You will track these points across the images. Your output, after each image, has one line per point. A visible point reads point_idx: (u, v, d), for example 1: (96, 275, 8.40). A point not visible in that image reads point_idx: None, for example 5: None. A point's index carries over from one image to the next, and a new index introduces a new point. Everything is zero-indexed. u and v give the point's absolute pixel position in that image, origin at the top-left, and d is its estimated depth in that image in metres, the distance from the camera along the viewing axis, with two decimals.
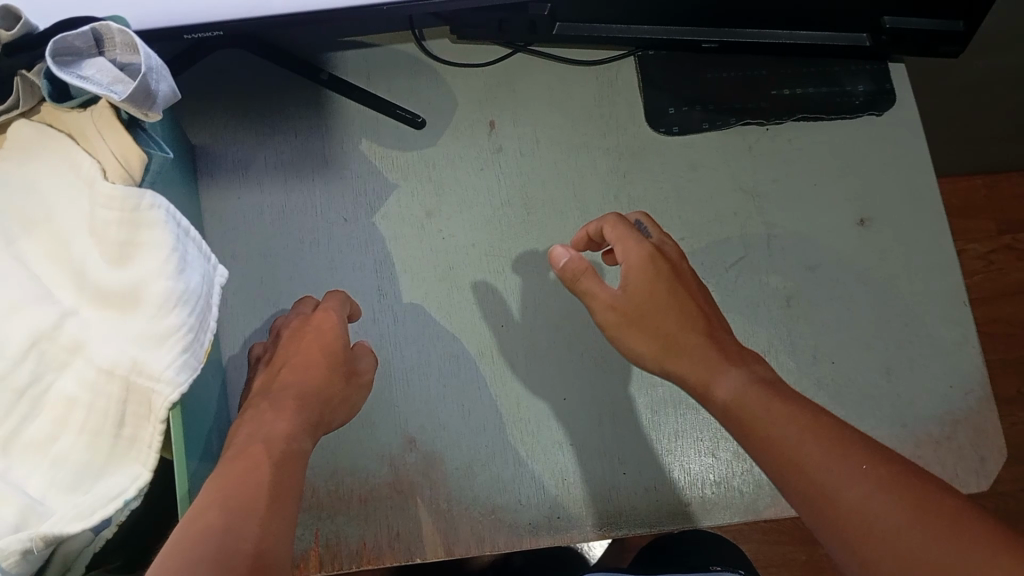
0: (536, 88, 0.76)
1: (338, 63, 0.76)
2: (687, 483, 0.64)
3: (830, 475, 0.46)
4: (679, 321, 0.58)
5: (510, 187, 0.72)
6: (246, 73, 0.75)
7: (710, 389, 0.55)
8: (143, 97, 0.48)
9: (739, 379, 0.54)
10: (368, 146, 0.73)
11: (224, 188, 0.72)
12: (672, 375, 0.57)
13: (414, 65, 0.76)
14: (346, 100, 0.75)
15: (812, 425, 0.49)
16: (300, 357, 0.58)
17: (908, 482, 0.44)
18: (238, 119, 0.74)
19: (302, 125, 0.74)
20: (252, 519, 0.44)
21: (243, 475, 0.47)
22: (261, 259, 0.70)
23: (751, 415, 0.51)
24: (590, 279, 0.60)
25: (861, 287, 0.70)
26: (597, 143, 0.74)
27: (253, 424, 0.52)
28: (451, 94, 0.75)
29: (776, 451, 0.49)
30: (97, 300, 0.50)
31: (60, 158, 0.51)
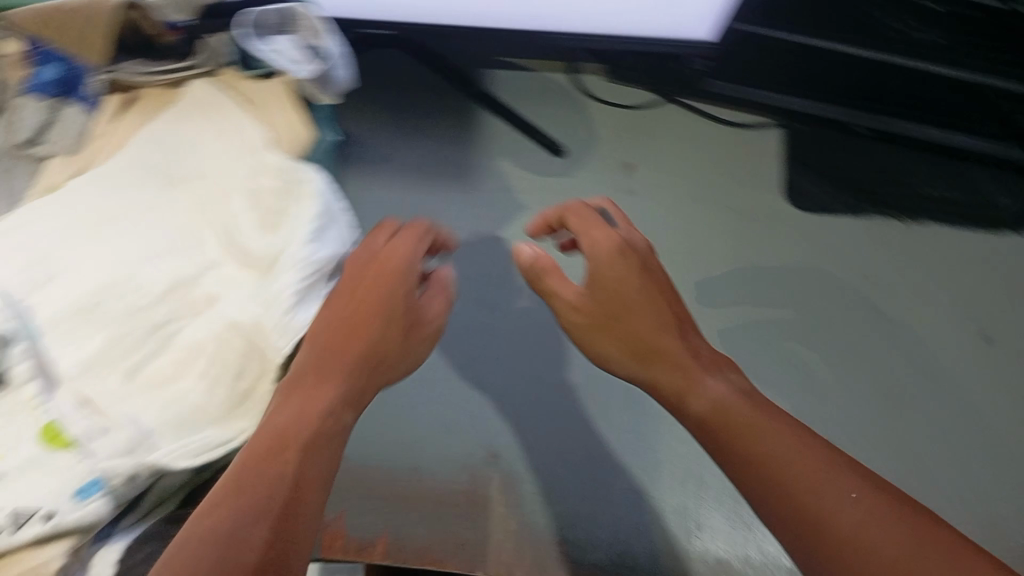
0: (676, 139, 0.76)
1: (493, 80, 0.78)
2: (762, 564, 0.61)
3: (831, 480, 0.41)
4: (617, 299, 0.53)
5: (627, 226, 0.71)
6: (408, 77, 0.79)
7: (691, 396, 0.47)
8: (320, 80, 0.58)
9: (730, 390, 0.47)
10: (508, 167, 0.75)
11: (361, 178, 0.74)
12: (642, 380, 0.51)
13: (564, 96, 0.78)
14: (494, 120, 0.77)
15: (743, 419, 0.45)
16: (351, 276, 0.52)
17: (906, 512, 0.39)
18: (388, 117, 0.77)
19: (449, 135, 0.76)
20: (317, 450, 0.42)
21: (322, 406, 0.45)
22: None
23: (732, 427, 0.45)
24: (556, 277, 0.56)
25: (972, 405, 0.63)
26: (726, 202, 0.73)
27: (316, 341, 0.48)
28: (594, 128, 0.77)
29: (755, 471, 0.42)
30: (238, 257, 0.54)
31: (231, 133, 0.57)
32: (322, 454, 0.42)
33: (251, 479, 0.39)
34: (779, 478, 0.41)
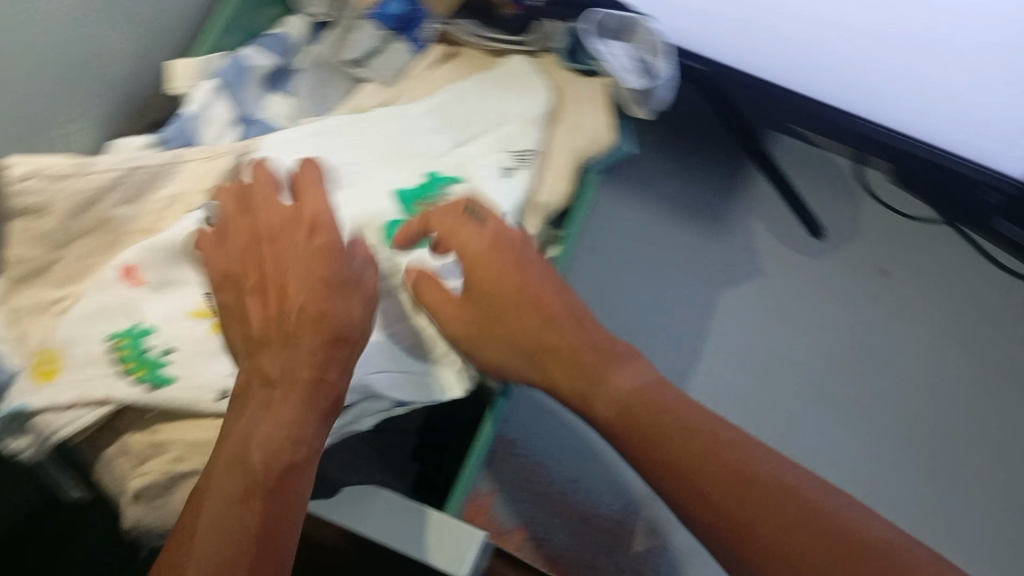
0: (938, 263, 0.77)
1: (778, 143, 0.80)
2: None
3: (787, 514, 0.42)
4: (511, 297, 0.51)
5: (852, 333, 0.74)
6: (694, 111, 0.82)
7: (657, 440, 0.46)
8: (647, 95, 0.64)
9: (634, 378, 0.49)
10: (759, 232, 0.78)
11: (621, 195, 0.80)
12: (534, 361, 0.50)
13: (844, 185, 0.80)
14: (763, 184, 0.80)
15: (671, 433, 0.46)
16: (278, 225, 0.49)
17: (823, 529, 0.42)
18: (668, 152, 0.81)
19: (715, 182, 0.80)
20: (298, 470, 0.42)
21: (278, 411, 0.43)
22: (609, 264, 0.77)
23: (650, 427, 0.46)
24: (432, 287, 0.51)
25: None
26: (953, 344, 0.74)
27: (278, 299, 0.47)
28: (859, 225, 0.78)
29: (677, 470, 0.44)
30: None
31: (521, 114, 0.62)
32: (309, 435, 0.43)
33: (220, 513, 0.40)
34: (738, 525, 0.43)
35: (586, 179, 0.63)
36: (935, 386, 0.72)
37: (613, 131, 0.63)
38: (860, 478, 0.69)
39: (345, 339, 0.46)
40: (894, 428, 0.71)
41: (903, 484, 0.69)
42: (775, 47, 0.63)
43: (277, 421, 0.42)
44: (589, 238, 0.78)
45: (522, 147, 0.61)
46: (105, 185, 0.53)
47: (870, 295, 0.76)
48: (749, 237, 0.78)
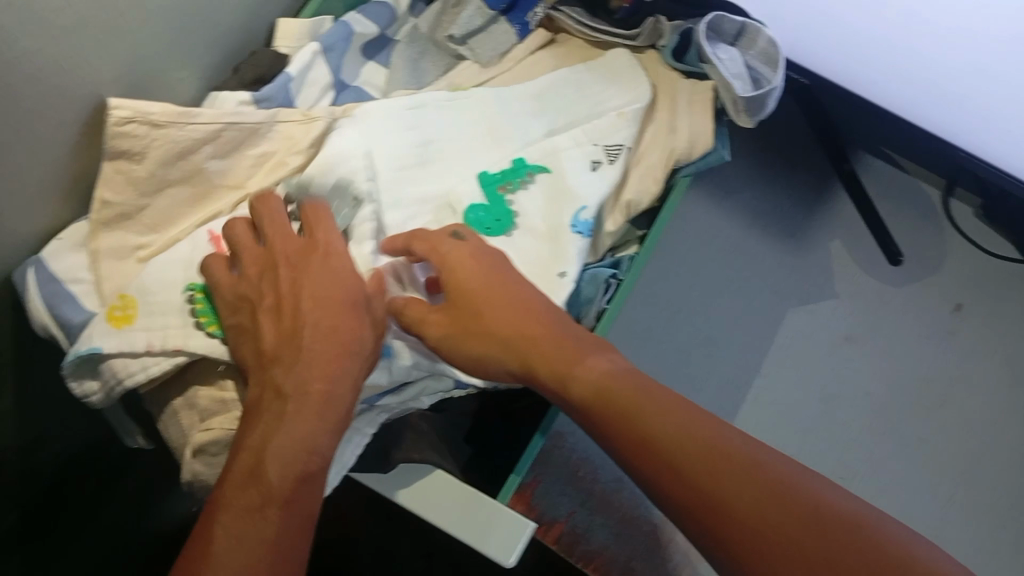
0: (1010, 303, 0.80)
1: (867, 166, 0.85)
2: None
3: (753, 489, 0.37)
4: (496, 291, 0.47)
5: (915, 364, 0.79)
6: (787, 127, 0.86)
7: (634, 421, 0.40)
8: (757, 101, 0.59)
9: (606, 361, 0.44)
10: (836, 247, 0.83)
11: (709, 203, 0.83)
12: (510, 353, 0.45)
13: (928, 216, 0.83)
14: (847, 205, 0.84)
15: (640, 402, 0.41)
16: (294, 255, 0.46)
17: (785, 498, 0.36)
18: (758, 163, 0.85)
19: (800, 198, 0.84)
20: (306, 494, 0.41)
21: (294, 431, 0.41)
22: (690, 265, 0.81)
23: (630, 417, 0.40)
24: (415, 306, 0.48)
25: None
26: (1006, 385, 0.78)
27: (286, 312, 0.44)
28: (934, 257, 0.82)
29: (695, 489, 0.37)
30: (555, 223, 0.57)
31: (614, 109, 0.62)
32: (319, 450, 0.42)
33: (243, 533, 0.38)
34: (714, 506, 0.37)
35: (676, 181, 0.63)
36: (984, 424, 0.77)
37: (710, 136, 0.61)
38: (905, 504, 0.74)
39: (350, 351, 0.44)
40: (940, 458, 0.76)
41: (944, 516, 0.74)
42: (880, 73, 0.63)
43: (292, 444, 0.41)
44: (673, 239, 0.82)
45: (613, 142, 0.60)
46: (199, 136, 0.52)
47: (938, 327, 0.80)
48: (828, 253, 0.82)
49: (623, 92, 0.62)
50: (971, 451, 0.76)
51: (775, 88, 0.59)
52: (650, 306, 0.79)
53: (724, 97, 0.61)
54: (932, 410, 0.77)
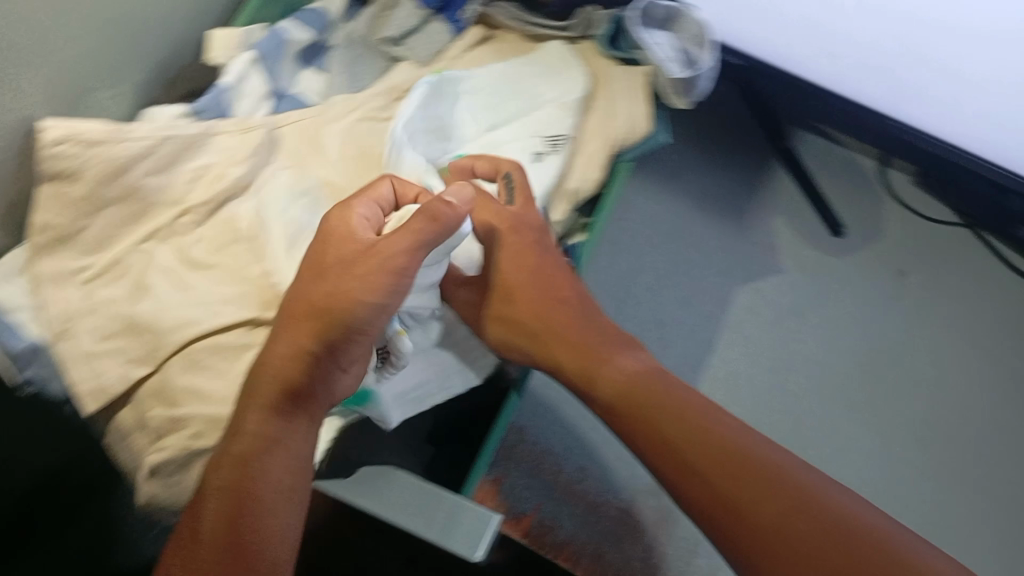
0: (950, 275, 0.83)
1: (806, 143, 0.87)
2: None
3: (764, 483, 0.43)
4: (541, 300, 0.53)
5: (869, 337, 0.80)
6: (728, 111, 0.88)
7: (657, 424, 0.47)
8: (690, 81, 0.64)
9: (640, 362, 0.51)
10: (777, 222, 0.85)
11: (652, 188, 0.85)
12: (534, 339, 0.53)
13: (873, 196, 0.85)
14: (789, 183, 0.86)
15: (681, 414, 0.47)
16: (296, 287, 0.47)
17: (805, 509, 0.42)
18: (702, 153, 0.87)
19: (742, 177, 0.86)
20: (275, 476, 0.41)
21: (251, 424, 0.42)
22: (638, 245, 0.83)
23: (650, 414, 0.48)
24: (464, 289, 0.55)
25: None
26: (964, 354, 0.79)
27: (287, 318, 0.45)
28: (882, 233, 0.84)
29: (687, 473, 0.45)
30: None
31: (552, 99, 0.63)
32: (285, 449, 0.42)
33: (209, 502, 0.40)
34: (729, 510, 0.43)
35: (619, 166, 0.63)
36: (941, 397, 0.78)
37: (648, 116, 0.63)
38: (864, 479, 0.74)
39: (339, 358, 0.44)
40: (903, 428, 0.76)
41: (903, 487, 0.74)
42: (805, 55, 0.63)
43: (252, 429, 0.42)
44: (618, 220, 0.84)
45: (552, 134, 0.62)
46: (136, 152, 0.51)
47: (886, 298, 0.82)
48: (769, 227, 0.84)
49: (561, 86, 0.64)
50: (932, 414, 0.77)
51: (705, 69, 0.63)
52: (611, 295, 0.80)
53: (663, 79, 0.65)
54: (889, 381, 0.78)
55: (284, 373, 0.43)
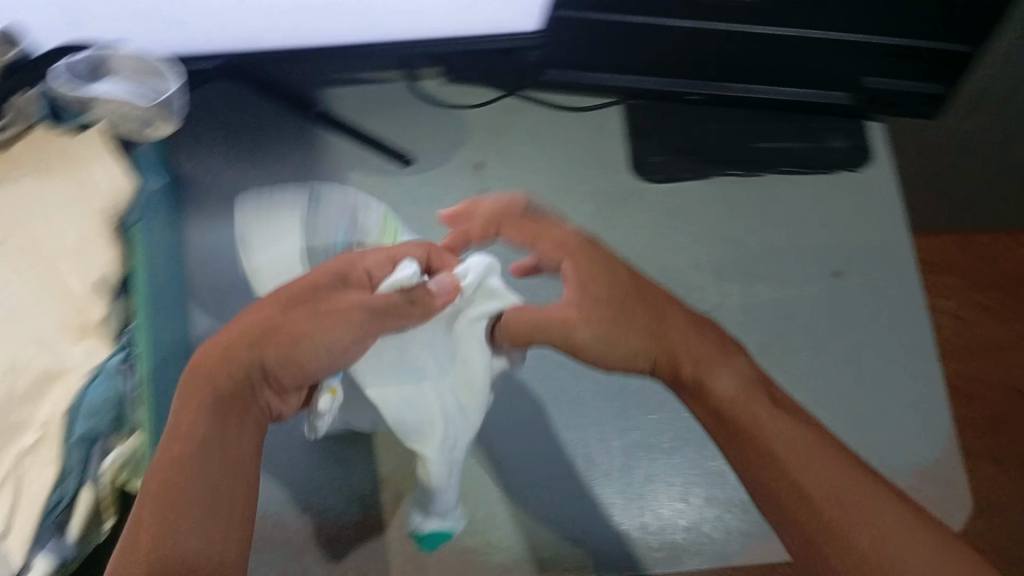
0: (523, 131, 0.76)
1: (326, 97, 0.75)
2: (644, 535, 0.67)
3: (763, 441, 0.51)
4: (614, 305, 0.56)
5: None
6: (219, 102, 0.75)
7: (709, 383, 0.54)
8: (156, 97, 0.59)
9: (739, 377, 0.54)
10: (349, 180, 0.73)
11: (207, 216, 0.71)
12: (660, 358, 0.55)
13: (406, 105, 0.75)
14: (330, 137, 0.74)
15: (697, 366, 0.54)
16: (258, 321, 0.50)
17: (855, 470, 0.50)
18: (227, 151, 0.73)
19: (287, 159, 0.73)
20: (184, 471, 0.45)
21: (192, 427, 0.46)
22: (214, 293, 0.68)
23: (754, 425, 0.52)
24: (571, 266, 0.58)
25: (752, 337, 0.70)
26: (581, 189, 0.74)
27: (261, 335, 0.49)
28: (439, 135, 0.75)
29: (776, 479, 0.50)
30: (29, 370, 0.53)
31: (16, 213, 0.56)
32: (223, 444, 0.47)
33: (186, 537, 0.43)
34: (761, 460, 0.51)
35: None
36: None
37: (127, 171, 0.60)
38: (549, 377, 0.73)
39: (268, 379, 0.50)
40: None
41: None
42: (233, 32, 0.60)
43: (190, 434, 0.46)
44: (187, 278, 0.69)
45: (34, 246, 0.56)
46: None
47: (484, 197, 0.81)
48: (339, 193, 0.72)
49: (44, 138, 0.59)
50: None
51: (169, 84, 0.60)
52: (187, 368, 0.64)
53: (131, 113, 0.60)
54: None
55: (235, 368, 0.49)
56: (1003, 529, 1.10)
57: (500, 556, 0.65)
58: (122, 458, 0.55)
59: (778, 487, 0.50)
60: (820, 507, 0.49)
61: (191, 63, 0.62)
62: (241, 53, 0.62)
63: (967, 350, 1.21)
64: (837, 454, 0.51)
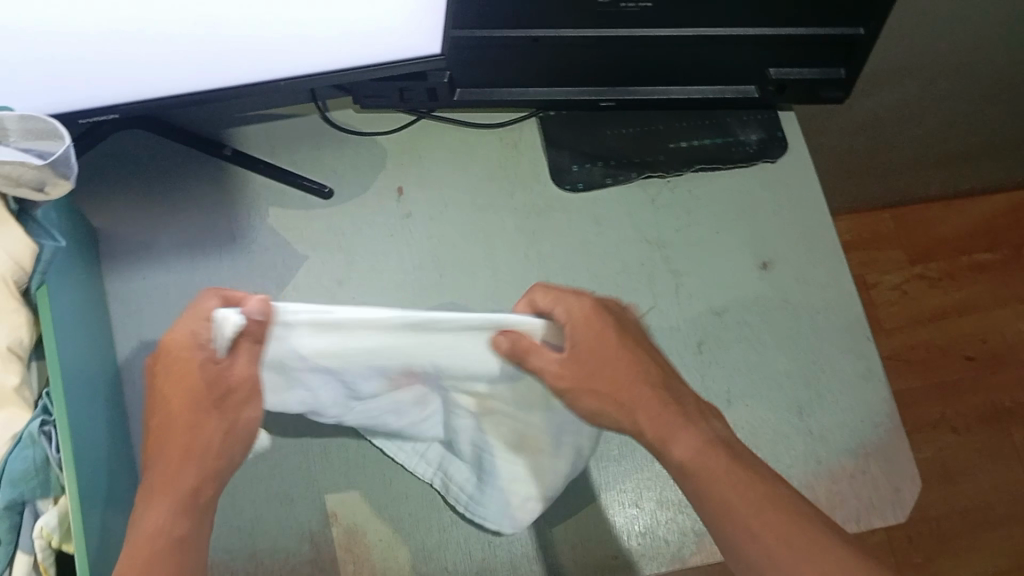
0: (441, 153, 0.75)
1: (239, 136, 0.74)
2: (593, 541, 0.65)
3: (719, 499, 0.49)
4: (599, 357, 0.53)
5: (421, 251, 0.72)
6: (136, 153, 0.73)
7: (667, 450, 0.52)
8: (62, 163, 0.52)
9: (696, 437, 0.51)
10: (272, 216, 0.72)
11: (127, 267, 0.69)
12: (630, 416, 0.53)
13: (319, 137, 0.75)
14: (249, 175, 0.73)
15: (657, 432, 0.52)
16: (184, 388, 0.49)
17: (808, 531, 0.47)
18: (140, 197, 0.71)
19: (206, 202, 0.72)
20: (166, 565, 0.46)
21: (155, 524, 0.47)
22: (140, 345, 0.67)
23: (709, 478, 0.50)
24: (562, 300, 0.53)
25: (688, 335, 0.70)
26: (504, 204, 0.74)
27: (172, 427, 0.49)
28: (356, 164, 0.74)
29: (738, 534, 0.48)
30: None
31: None
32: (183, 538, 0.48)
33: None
34: (719, 513, 0.49)
35: (38, 298, 0.54)
36: None
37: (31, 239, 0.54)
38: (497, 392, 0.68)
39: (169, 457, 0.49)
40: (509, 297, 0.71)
41: None
42: (128, 81, 0.59)
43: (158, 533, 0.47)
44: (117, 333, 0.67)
45: None
46: None
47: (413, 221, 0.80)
48: (263, 231, 0.71)
49: None
50: (525, 270, 0.72)
51: (68, 145, 0.53)
52: (115, 426, 0.62)
53: (24, 177, 0.52)
54: (464, 268, 0.71)
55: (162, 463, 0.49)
56: (962, 493, 1.15)
57: None
58: (52, 523, 0.51)
59: (729, 537, 0.48)
60: (766, 560, 0.47)
61: (88, 116, 0.61)
62: (144, 101, 0.61)
63: (911, 322, 1.23)
64: (788, 511, 0.48)
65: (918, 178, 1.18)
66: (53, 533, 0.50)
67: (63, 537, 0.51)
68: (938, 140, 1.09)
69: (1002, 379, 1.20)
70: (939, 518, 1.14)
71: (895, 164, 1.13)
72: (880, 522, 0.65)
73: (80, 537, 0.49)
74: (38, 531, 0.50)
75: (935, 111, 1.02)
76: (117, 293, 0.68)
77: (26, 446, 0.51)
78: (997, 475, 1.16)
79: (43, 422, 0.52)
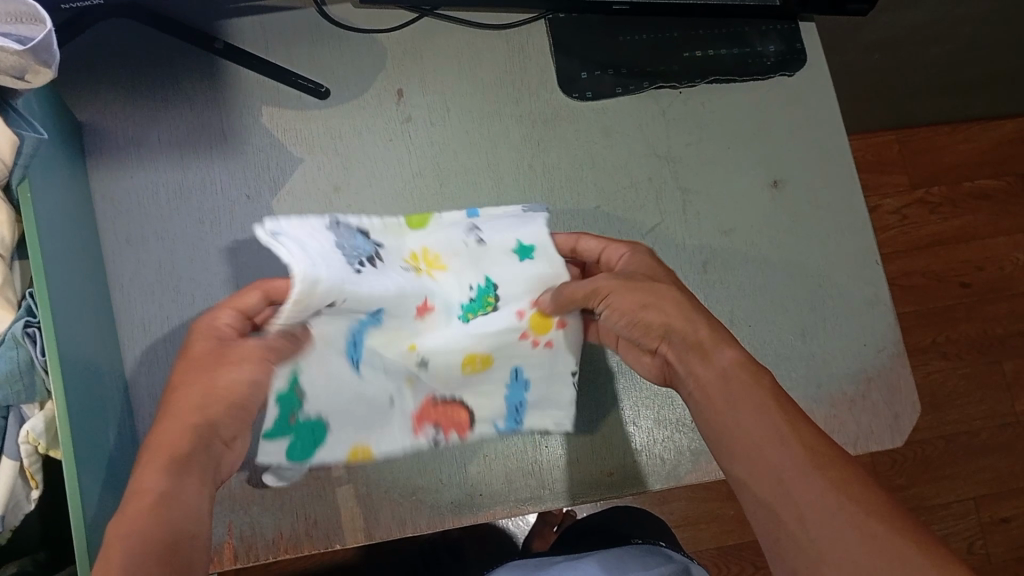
0: (443, 54, 0.71)
1: (231, 29, 0.70)
2: (607, 453, 0.64)
3: (733, 413, 0.45)
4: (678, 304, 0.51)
5: (421, 157, 0.69)
6: (123, 42, 0.69)
7: (715, 354, 0.48)
8: (45, 50, 0.48)
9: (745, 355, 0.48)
10: (265, 115, 0.69)
11: (113, 165, 0.66)
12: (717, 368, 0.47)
13: (316, 33, 0.71)
14: (241, 70, 0.69)
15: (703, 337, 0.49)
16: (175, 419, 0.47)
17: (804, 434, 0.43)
18: (123, 92, 0.68)
19: (196, 97, 0.68)
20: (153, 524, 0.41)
21: (153, 485, 0.43)
22: (127, 248, 0.65)
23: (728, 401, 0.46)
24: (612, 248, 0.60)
25: (696, 251, 0.69)
26: (509, 111, 0.71)
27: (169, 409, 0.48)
28: (354, 64, 0.70)
29: (743, 453, 0.44)
30: None
31: None
32: (191, 500, 0.44)
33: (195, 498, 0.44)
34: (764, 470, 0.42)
35: (19, 195, 0.52)
36: None
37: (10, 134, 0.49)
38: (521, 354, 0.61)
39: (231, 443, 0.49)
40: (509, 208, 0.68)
41: None
42: None
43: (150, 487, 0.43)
44: (107, 235, 0.65)
45: None
46: None
47: (468, 131, 0.70)
48: (258, 130, 0.68)
49: None
50: (528, 180, 0.69)
51: (52, 30, 0.48)
52: (103, 332, 0.60)
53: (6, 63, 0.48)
54: (465, 178, 0.69)
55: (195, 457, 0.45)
56: (947, 419, 1.16)
57: (434, 495, 0.62)
58: (39, 428, 0.52)
59: (734, 439, 0.45)
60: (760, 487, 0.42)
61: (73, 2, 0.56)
62: None
63: (909, 247, 1.21)
64: (793, 418, 0.44)
65: (932, 99, 1.15)
66: (40, 439, 0.52)
67: (49, 442, 0.53)
68: (954, 63, 1.05)
69: (994, 307, 1.20)
70: (925, 443, 1.15)
71: (907, 87, 1.10)
72: (877, 449, 0.65)
73: (66, 443, 0.49)
74: (25, 436, 0.52)
75: (957, 31, 0.98)
76: (104, 193, 0.66)
77: (10, 348, 0.50)
78: (983, 402, 1.17)
79: (27, 324, 0.51)
